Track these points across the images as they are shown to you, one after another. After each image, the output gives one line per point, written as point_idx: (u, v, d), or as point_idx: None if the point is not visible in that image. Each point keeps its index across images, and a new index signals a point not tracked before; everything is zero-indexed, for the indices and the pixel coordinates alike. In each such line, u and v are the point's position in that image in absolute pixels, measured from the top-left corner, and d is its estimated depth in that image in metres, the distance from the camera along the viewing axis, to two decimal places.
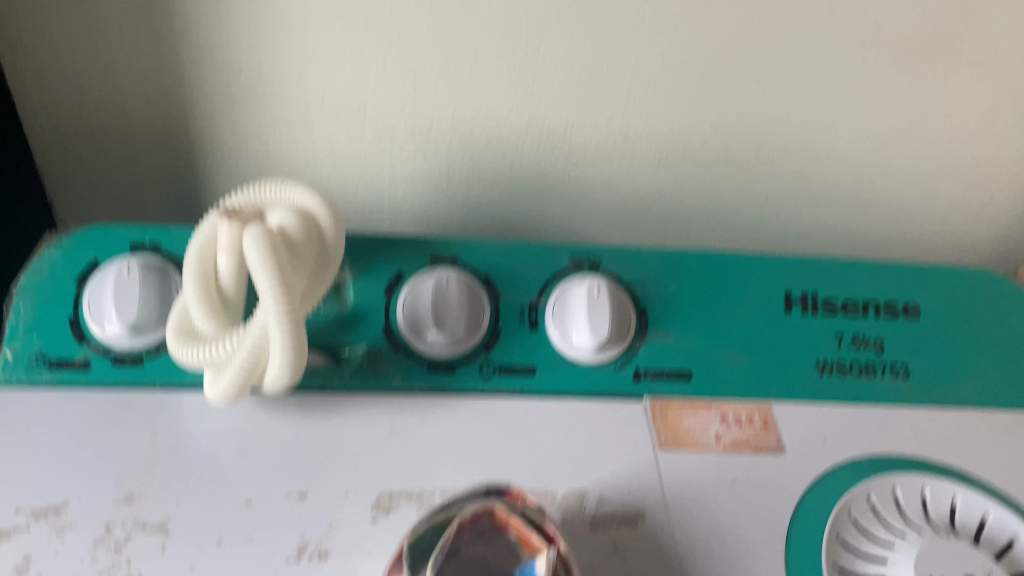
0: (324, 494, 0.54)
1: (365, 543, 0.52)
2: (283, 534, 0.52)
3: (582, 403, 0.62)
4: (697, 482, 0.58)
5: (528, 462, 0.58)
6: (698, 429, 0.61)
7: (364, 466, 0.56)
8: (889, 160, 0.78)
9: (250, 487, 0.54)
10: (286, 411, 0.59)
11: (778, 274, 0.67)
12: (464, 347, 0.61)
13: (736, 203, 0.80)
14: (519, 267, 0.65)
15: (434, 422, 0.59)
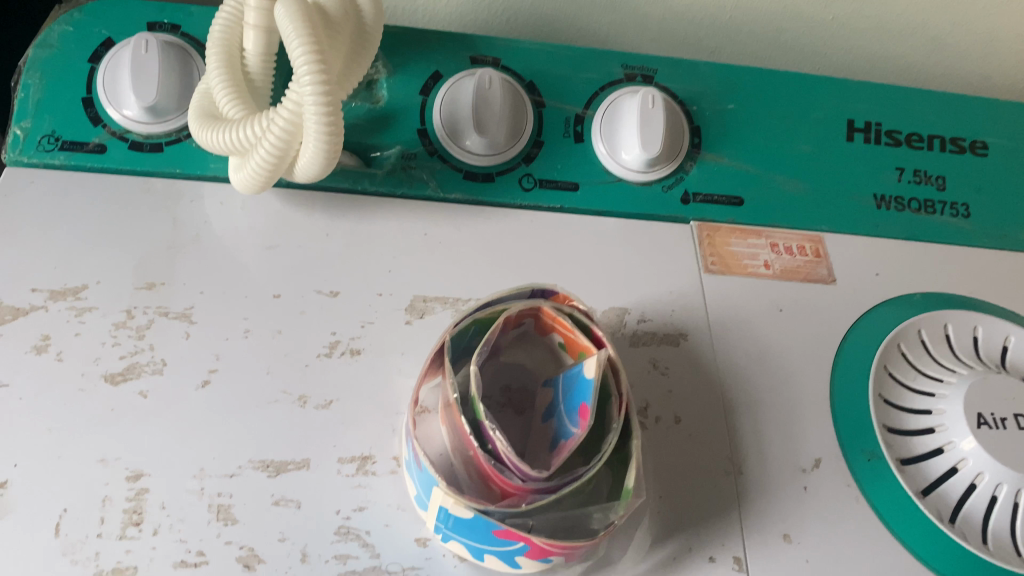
0: (346, 293, 0.63)
1: (392, 340, 0.61)
2: (315, 331, 0.61)
3: (603, 222, 0.74)
4: (731, 304, 0.70)
5: (540, 270, 0.69)
6: (747, 254, 0.74)
7: (398, 271, 0.66)
8: (915, 10, 0.87)
9: (276, 279, 0.63)
10: (311, 207, 0.69)
11: (846, 109, 0.83)
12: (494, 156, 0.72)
13: (779, 49, 0.91)
14: (570, 89, 0.78)
15: (469, 228, 0.70)
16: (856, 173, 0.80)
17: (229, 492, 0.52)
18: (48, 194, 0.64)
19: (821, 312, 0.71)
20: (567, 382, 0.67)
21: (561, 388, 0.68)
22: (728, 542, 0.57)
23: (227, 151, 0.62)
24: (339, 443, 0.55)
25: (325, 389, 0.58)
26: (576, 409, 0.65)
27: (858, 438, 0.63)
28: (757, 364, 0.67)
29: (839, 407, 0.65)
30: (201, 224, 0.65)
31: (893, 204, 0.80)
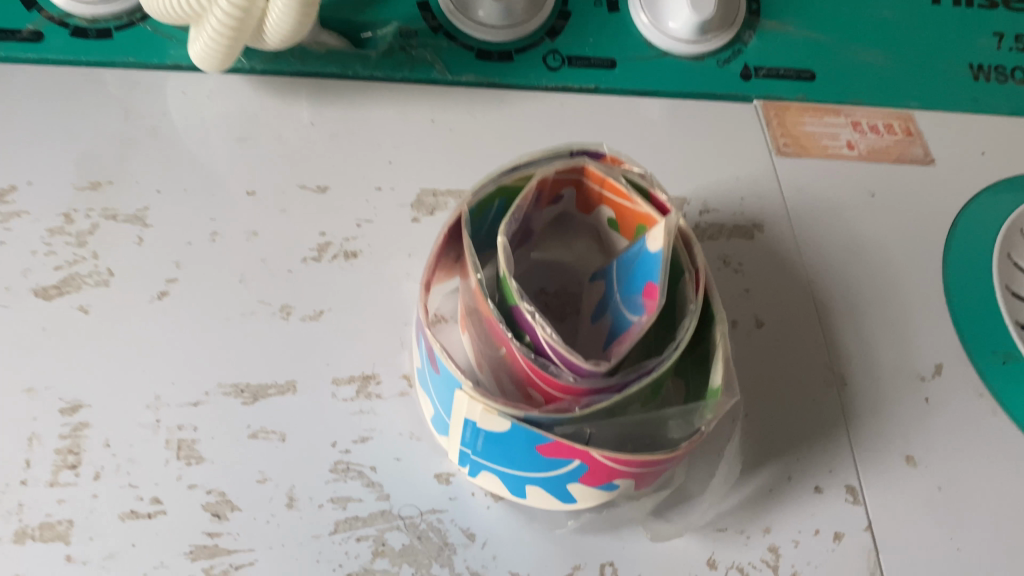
0: (347, 186, 0.63)
1: (391, 238, 0.61)
2: (303, 235, 0.60)
3: (638, 112, 0.72)
4: (809, 189, 0.69)
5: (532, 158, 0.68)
6: (825, 135, 0.72)
7: (399, 163, 0.65)
8: None
9: (252, 178, 0.63)
10: (330, 100, 0.68)
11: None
12: (508, 28, 0.71)
13: None
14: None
15: (482, 115, 0.69)
16: (948, 39, 0.77)
17: (192, 425, 0.52)
18: (3, 106, 0.65)
19: (903, 197, 0.70)
20: (627, 265, 0.52)
21: (618, 274, 0.53)
22: (829, 443, 0.56)
23: (179, 16, 0.59)
24: (333, 362, 0.55)
25: (323, 293, 0.58)
26: (634, 294, 0.50)
27: (958, 291, 0.65)
28: (844, 250, 0.66)
29: (932, 285, 0.65)
30: (183, 133, 0.65)
31: (992, 75, 0.77)
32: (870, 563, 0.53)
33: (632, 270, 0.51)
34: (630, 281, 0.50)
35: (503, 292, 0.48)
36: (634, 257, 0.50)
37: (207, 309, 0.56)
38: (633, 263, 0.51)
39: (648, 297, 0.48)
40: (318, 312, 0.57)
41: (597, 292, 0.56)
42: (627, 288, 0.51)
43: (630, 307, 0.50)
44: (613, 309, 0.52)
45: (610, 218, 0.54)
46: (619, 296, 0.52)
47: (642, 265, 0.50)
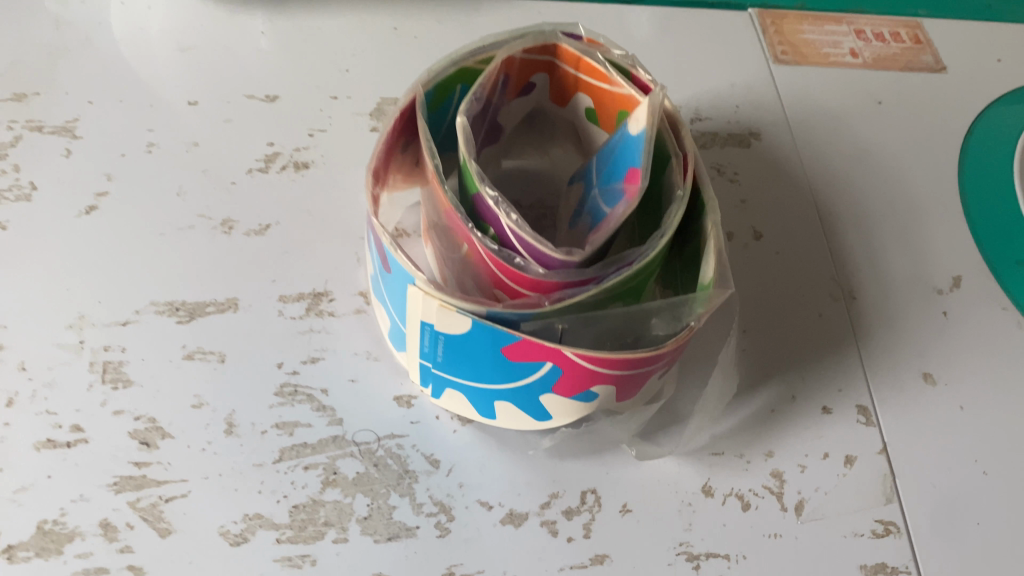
0: (300, 96, 0.57)
1: (348, 149, 0.55)
2: (249, 146, 0.55)
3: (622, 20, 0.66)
4: (811, 97, 0.63)
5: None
6: (826, 44, 0.66)
7: (357, 72, 0.59)
8: None
9: (194, 88, 0.57)
10: (284, 9, 0.62)
11: None
12: None
13: None
14: None
15: (450, 23, 0.63)
16: None
17: (120, 346, 0.46)
18: None
19: (913, 104, 0.64)
20: (605, 157, 0.45)
21: (597, 169, 0.47)
22: (836, 359, 0.50)
23: None
24: (280, 278, 0.49)
25: (270, 205, 0.52)
26: (612, 186, 0.44)
27: (976, 201, 0.59)
28: (850, 159, 0.60)
29: (948, 194, 0.59)
30: (120, 42, 0.59)
31: None
32: (887, 489, 0.47)
33: (611, 161, 0.44)
34: (609, 174, 0.44)
35: (463, 180, 0.42)
36: (614, 146, 0.44)
37: (141, 224, 0.51)
38: (613, 153, 0.45)
39: (629, 185, 0.41)
40: (264, 226, 0.51)
41: (572, 196, 0.50)
42: (605, 183, 0.45)
43: (608, 201, 0.43)
44: (591, 209, 0.46)
45: (588, 109, 0.48)
46: (596, 194, 0.46)
47: (622, 153, 0.43)
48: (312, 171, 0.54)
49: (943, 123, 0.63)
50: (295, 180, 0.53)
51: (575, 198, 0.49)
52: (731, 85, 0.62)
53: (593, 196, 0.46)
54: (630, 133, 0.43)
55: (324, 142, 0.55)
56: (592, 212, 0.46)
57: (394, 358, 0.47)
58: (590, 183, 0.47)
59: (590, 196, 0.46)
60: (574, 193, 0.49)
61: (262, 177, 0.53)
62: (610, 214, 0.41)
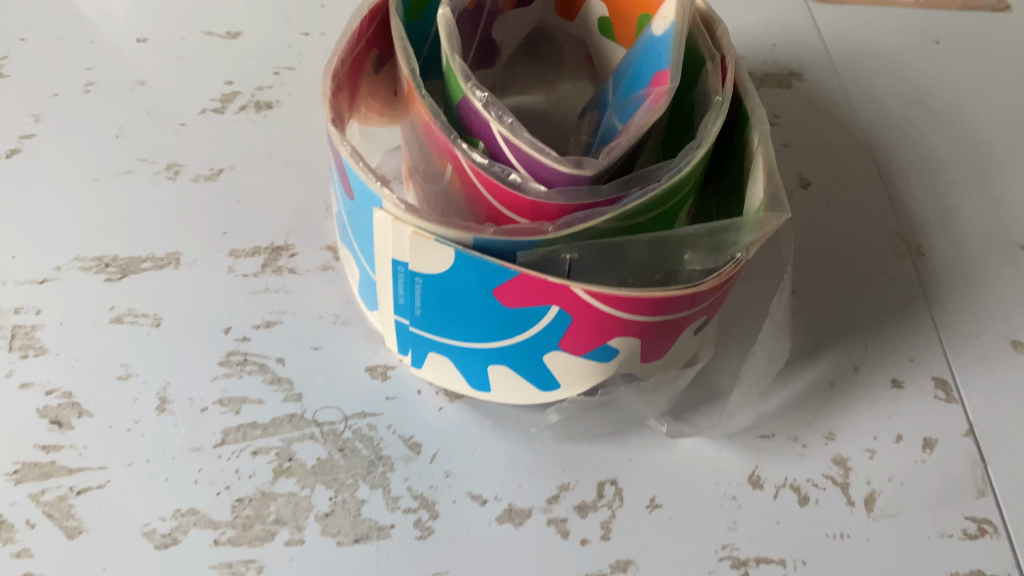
0: (265, 32, 0.49)
1: (318, 88, 0.47)
2: (204, 84, 0.47)
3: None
4: (856, 36, 0.55)
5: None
6: None
7: (333, 8, 0.51)
8: None
9: (142, 24, 0.49)
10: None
11: None
12: None
13: None
14: None
15: None
16: None
17: (34, 308, 0.38)
18: None
19: (975, 42, 0.55)
20: (623, 72, 0.37)
21: (612, 89, 0.38)
22: (904, 322, 0.42)
23: None
24: (232, 230, 0.41)
25: (224, 148, 0.44)
26: (632, 101, 0.35)
27: None
28: (907, 100, 0.51)
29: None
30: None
31: None
32: (978, 478, 0.37)
33: (633, 72, 0.36)
34: (628, 89, 0.36)
35: (448, 87, 0.34)
36: (637, 54, 0.36)
37: (68, 168, 0.43)
38: (633, 64, 0.36)
39: (655, 91, 0.33)
40: (216, 172, 0.43)
41: (582, 127, 0.42)
42: (622, 100, 0.36)
43: (625, 118, 0.35)
44: (606, 133, 0.37)
45: (602, 19, 0.40)
46: (611, 116, 0.37)
47: (645, 59, 0.35)
48: (276, 112, 0.46)
49: (1014, 62, 0.54)
50: (256, 122, 0.45)
51: (586, 128, 0.41)
52: (764, 23, 0.54)
53: (608, 119, 0.38)
54: (654, 34, 0.35)
55: (293, 81, 0.47)
56: (606, 138, 0.37)
57: (366, 321, 0.39)
58: (607, 105, 0.39)
59: (605, 120, 0.38)
60: (584, 122, 0.41)
61: (217, 119, 0.45)
62: (631, 127, 0.33)
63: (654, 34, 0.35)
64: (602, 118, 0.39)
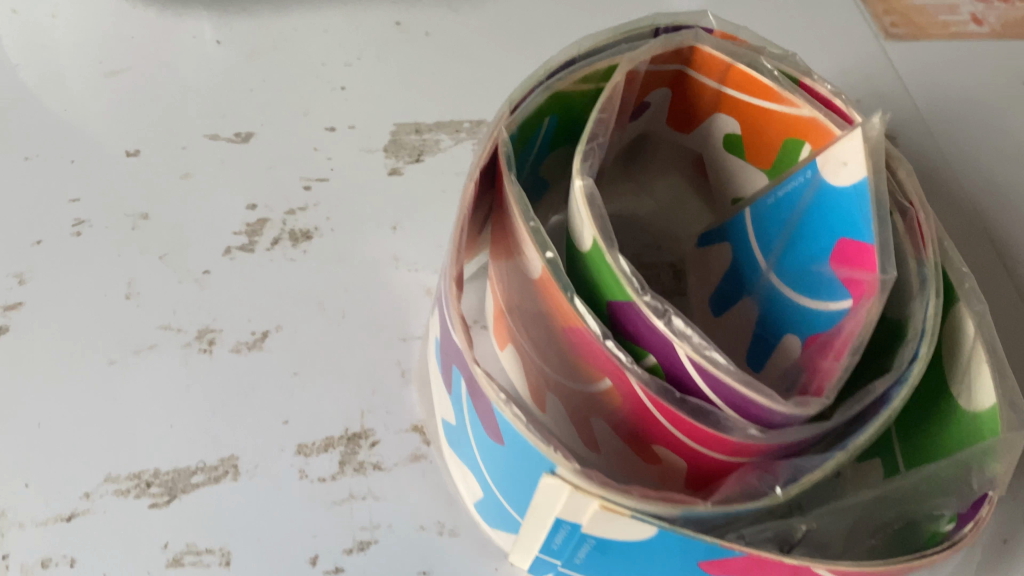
0: (283, 130, 0.41)
1: (360, 204, 0.39)
2: (221, 211, 0.38)
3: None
4: (940, 81, 0.49)
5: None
6: (942, 10, 0.53)
7: (356, 88, 0.43)
8: None
9: (129, 131, 0.40)
10: (244, 4, 0.46)
11: None
12: None
13: None
14: None
15: (468, 15, 0.47)
16: None
17: (67, 557, 0.30)
18: None
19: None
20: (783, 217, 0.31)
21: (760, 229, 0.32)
22: None
23: None
24: (294, 417, 0.33)
25: (264, 301, 0.36)
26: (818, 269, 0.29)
27: None
28: (1009, 159, 0.46)
29: None
30: (17, 67, 0.42)
31: None
32: None
33: (800, 223, 0.30)
34: (804, 251, 0.30)
35: (598, 278, 0.27)
36: (804, 199, 0.30)
37: (73, 347, 0.34)
38: (798, 211, 0.30)
39: (860, 272, 0.27)
40: (260, 336, 0.35)
41: (704, 253, 0.35)
42: (799, 264, 0.30)
43: (816, 294, 0.29)
44: (767, 294, 0.31)
45: (731, 136, 0.33)
46: (774, 275, 0.31)
47: (825, 215, 0.29)
48: (319, 244, 0.38)
49: None
50: (295, 258, 0.37)
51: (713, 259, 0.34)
52: (841, 74, 0.48)
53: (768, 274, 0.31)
54: (833, 184, 0.28)
55: (330, 197, 0.39)
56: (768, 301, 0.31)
57: (478, 528, 0.32)
58: (753, 244, 0.32)
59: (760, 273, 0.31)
60: (708, 252, 0.35)
61: (248, 260, 0.37)
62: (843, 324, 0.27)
63: (832, 183, 0.28)
64: (748, 262, 0.32)
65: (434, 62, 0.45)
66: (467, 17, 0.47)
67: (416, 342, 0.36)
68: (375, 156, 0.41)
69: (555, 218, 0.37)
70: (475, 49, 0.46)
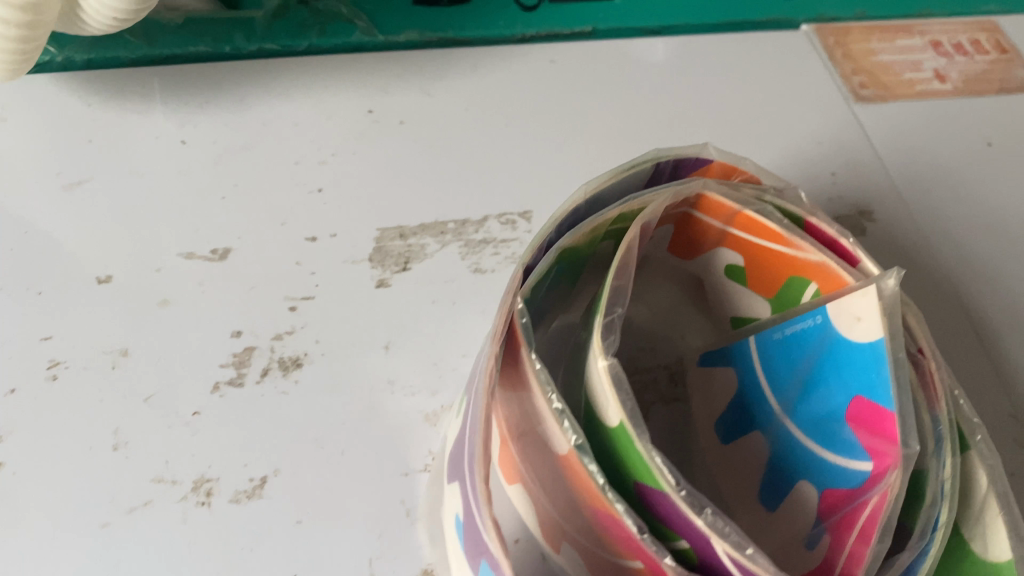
0: (261, 244, 0.39)
1: (349, 321, 0.38)
2: (204, 342, 0.36)
3: (651, 63, 0.50)
4: (909, 146, 0.50)
5: (534, 152, 0.45)
6: (906, 68, 0.53)
7: (333, 190, 0.41)
8: None
9: (97, 253, 0.38)
10: (208, 97, 0.44)
11: None
12: None
13: None
14: None
15: (441, 97, 0.46)
16: None
17: None
18: None
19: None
20: (793, 357, 0.31)
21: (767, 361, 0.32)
22: None
23: None
24: (302, 570, 0.32)
25: (259, 443, 0.35)
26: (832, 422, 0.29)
27: None
28: (978, 228, 0.47)
29: None
30: None
31: None
32: None
33: (811, 369, 0.30)
34: (816, 398, 0.30)
35: (624, 457, 0.26)
36: (815, 346, 0.30)
37: (61, 511, 0.32)
38: (809, 356, 0.30)
39: (885, 438, 0.27)
40: (259, 483, 0.34)
41: (706, 372, 0.35)
42: (811, 410, 0.30)
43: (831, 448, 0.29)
44: (780, 434, 0.31)
45: (732, 266, 0.33)
46: (786, 416, 0.31)
47: (838, 368, 0.29)
48: (310, 371, 0.36)
49: None
50: (286, 390, 0.36)
51: (719, 381, 0.34)
52: (815, 144, 0.48)
53: (778, 413, 0.31)
54: (848, 337, 0.28)
55: (317, 317, 0.38)
56: (780, 440, 0.31)
57: None
58: (760, 380, 0.32)
59: (769, 409, 0.32)
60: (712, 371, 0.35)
61: (237, 397, 0.35)
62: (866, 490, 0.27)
63: (847, 336, 0.28)
64: (754, 396, 0.32)
65: (410, 154, 0.43)
66: (439, 98, 0.46)
67: (419, 476, 0.35)
68: (359, 266, 0.39)
69: (559, 321, 0.38)
70: (449, 136, 0.45)
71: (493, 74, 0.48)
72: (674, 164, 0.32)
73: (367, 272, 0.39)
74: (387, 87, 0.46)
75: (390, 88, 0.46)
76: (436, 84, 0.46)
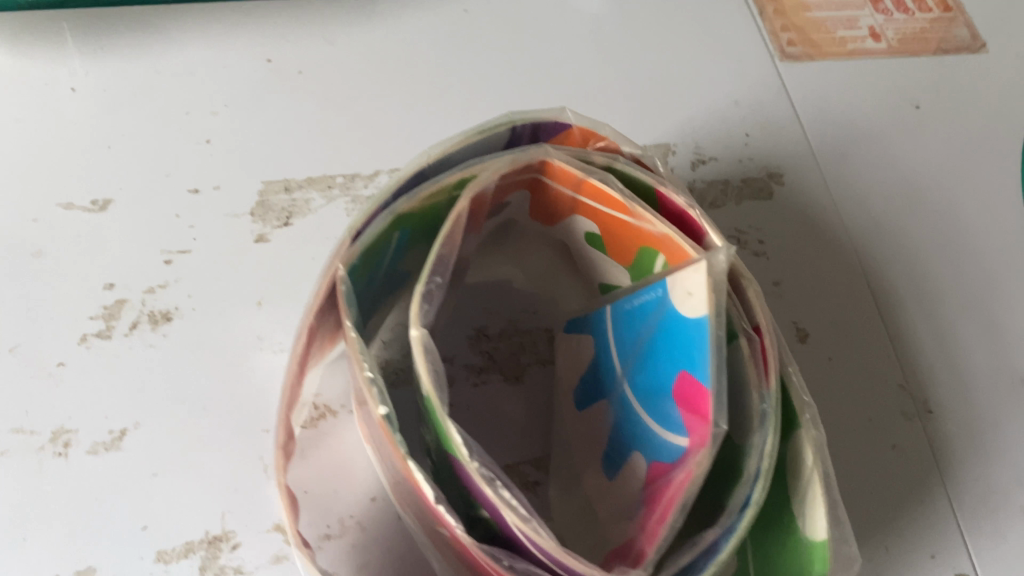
0: (142, 195, 0.39)
1: (224, 277, 0.38)
2: (76, 294, 0.37)
3: (571, 15, 0.49)
4: (830, 108, 0.48)
5: (435, 105, 0.44)
6: (840, 25, 0.51)
7: (221, 142, 0.41)
8: None
9: None
10: (103, 43, 0.43)
11: None
12: None
13: None
14: None
15: (343, 47, 0.45)
16: None
17: None
18: None
19: (955, 104, 0.50)
20: (637, 328, 0.30)
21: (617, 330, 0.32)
22: (922, 506, 0.38)
23: None
24: (152, 522, 0.33)
25: (122, 394, 0.35)
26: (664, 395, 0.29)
27: None
28: (891, 194, 0.46)
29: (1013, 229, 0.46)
30: None
31: None
32: None
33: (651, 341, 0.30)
34: (652, 370, 0.30)
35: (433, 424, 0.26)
36: (654, 317, 0.29)
37: None
38: (648, 327, 0.30)
39: (700, 415, 0.27)
40: (118, 435, 0.34)
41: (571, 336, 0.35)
42: (648, 383, 0.30)
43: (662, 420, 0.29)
44: (623, 404, 0.31)
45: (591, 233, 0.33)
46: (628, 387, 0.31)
47: (670, 341, 0.29)
48: (180, 326, 0.36)
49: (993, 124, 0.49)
50: (154, 344, 0.36)
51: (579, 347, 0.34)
52: (731, 104, 0.47)
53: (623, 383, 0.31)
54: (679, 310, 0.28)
55: (193, 271, 0.38)
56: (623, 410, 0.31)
57: None
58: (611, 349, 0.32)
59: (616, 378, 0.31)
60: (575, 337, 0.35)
61: (104, 348, 0.36)
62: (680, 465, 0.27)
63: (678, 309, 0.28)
64: (605, 363, 0.32)
65: (305, 105, 0.43)
66: (342, 48, 0.45)
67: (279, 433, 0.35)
68: (241, 220, 0.39)
69: None
70: (349, 88, 0.44)
71: (401, 24, 0.46)
72: (532, 128, 0.32)
73: (248, 226, 0.39)
74: (289, 36, 0.45)
75: (292, 37, 0.45)
76: (341, 33, 0.45)
